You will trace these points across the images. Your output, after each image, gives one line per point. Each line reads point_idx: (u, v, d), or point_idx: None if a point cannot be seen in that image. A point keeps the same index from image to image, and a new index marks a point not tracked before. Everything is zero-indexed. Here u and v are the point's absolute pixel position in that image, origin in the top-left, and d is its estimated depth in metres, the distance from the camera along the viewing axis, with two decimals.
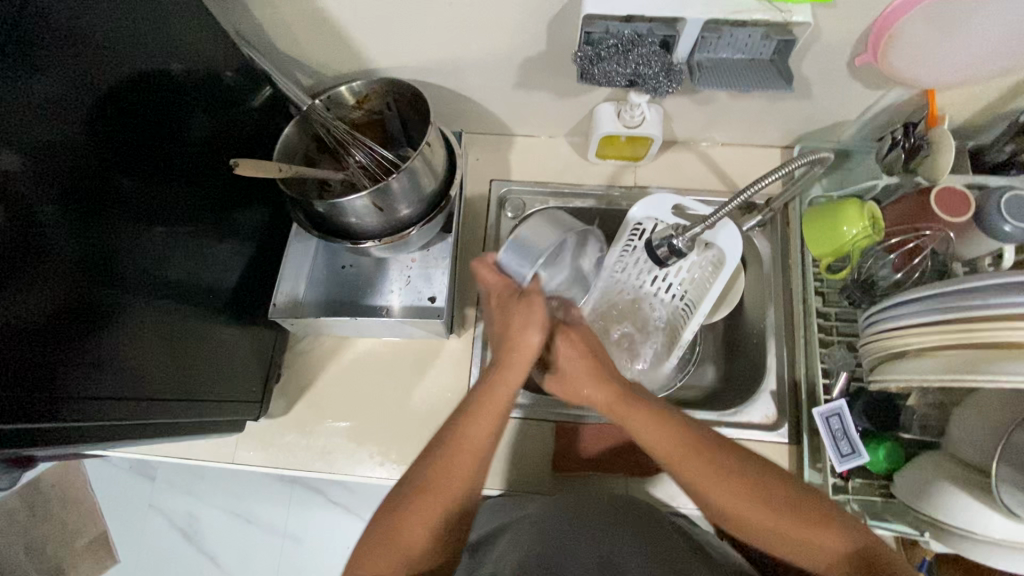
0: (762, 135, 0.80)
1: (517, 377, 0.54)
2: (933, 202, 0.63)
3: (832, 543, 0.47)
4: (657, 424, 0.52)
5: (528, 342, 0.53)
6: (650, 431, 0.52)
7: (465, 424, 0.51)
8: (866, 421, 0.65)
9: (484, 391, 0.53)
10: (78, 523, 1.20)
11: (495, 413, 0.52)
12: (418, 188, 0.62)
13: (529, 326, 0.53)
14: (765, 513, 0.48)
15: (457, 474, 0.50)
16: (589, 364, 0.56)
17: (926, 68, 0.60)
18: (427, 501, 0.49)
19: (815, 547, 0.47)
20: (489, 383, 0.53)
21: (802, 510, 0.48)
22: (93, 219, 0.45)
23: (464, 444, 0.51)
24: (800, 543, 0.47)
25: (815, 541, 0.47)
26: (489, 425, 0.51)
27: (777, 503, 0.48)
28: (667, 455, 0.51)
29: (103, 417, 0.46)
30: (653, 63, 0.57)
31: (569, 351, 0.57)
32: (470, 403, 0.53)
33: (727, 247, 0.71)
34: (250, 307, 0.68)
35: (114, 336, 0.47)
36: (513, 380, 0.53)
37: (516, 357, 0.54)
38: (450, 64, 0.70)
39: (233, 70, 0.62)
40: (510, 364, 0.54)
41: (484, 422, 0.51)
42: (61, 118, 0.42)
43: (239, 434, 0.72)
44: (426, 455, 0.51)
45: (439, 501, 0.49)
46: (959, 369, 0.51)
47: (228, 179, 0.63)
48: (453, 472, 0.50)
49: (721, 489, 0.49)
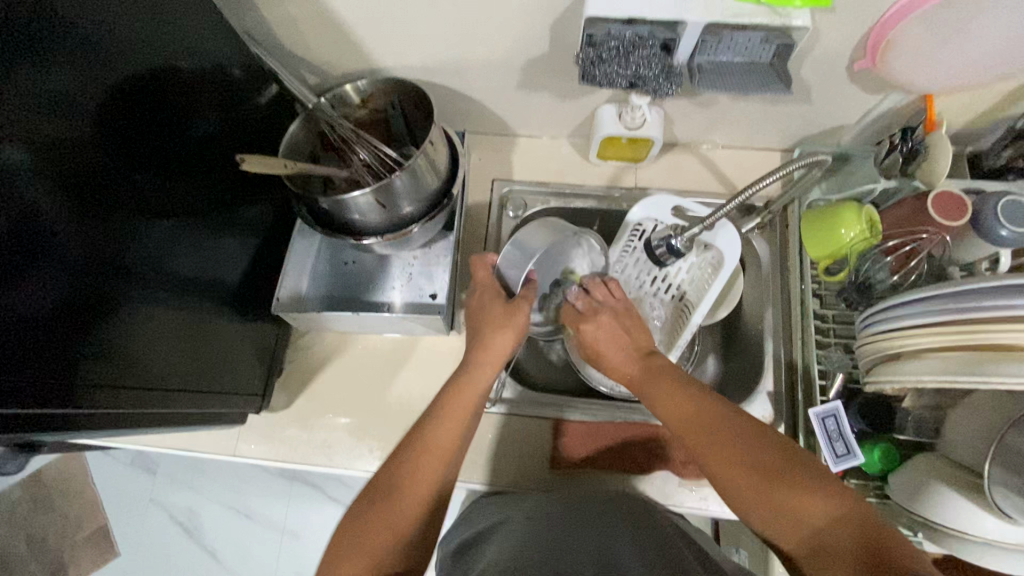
0: (761, 138, 0.80)
1: (484, 376, 0.58)
2: (931, 206, 0.65)
3: (817, 505, 0.44)
4: (674, 395, 0.54)
5: (497, 344, 0.59)
6: (667, 403, 0.54)
7: (432, 422, 0.53)
8: (861, 421, 0.66)
9: (455, 389, 0.56)
10: (79, 516, 1.21)
11: (461, 412, 0.54)
12: (420, 187, 0.63)
13: (505, 325, 0.60)
14: (746, 485, 0.47)
15: (431, 465, 0.51)
16: (615, 344, 0.62)
17: (925, 73, 0.61)
18: (404, 492, 0.49)
19: (799, 514, 0.44)
20: (457, 381, 0.57)
21: (781, 476, 0.46)
22: (102, 212, 0.46)
23: (431, 442, 0.52)
24: (787, 513, 0.45)
25: (801, 506, 0.44)
26: (458, 423, 0.54)
27: (750, 468, 0.47)
28: (683, 430, 0.52)
29: (106, 406, 0.47)
30: (654, 64, 0.58)
31: (608, 332, 0.62)
32: (438, 405, 0.55)
33: (726, 248, 0.71)
34: (253, 301, 0.69)
35: (123, 323, 0.48)
36: (479, 383, 0.57)
37: (486, 356, 0.59)
38: (454, 65, 0.71)
39: (240, 67, 0.63)
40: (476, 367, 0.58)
41: (451, 420, 0.53)
42: (71, 112, 0.42)
43: (241, 427, 0.73)
44: (400, 450, 0.52)
45: (416, 492, 0.49)
46: (954, 371, 0.52)
47: (234, 174, 0.64)
48: (427, 464, 0.51)
49: (721, 467, 0.49)
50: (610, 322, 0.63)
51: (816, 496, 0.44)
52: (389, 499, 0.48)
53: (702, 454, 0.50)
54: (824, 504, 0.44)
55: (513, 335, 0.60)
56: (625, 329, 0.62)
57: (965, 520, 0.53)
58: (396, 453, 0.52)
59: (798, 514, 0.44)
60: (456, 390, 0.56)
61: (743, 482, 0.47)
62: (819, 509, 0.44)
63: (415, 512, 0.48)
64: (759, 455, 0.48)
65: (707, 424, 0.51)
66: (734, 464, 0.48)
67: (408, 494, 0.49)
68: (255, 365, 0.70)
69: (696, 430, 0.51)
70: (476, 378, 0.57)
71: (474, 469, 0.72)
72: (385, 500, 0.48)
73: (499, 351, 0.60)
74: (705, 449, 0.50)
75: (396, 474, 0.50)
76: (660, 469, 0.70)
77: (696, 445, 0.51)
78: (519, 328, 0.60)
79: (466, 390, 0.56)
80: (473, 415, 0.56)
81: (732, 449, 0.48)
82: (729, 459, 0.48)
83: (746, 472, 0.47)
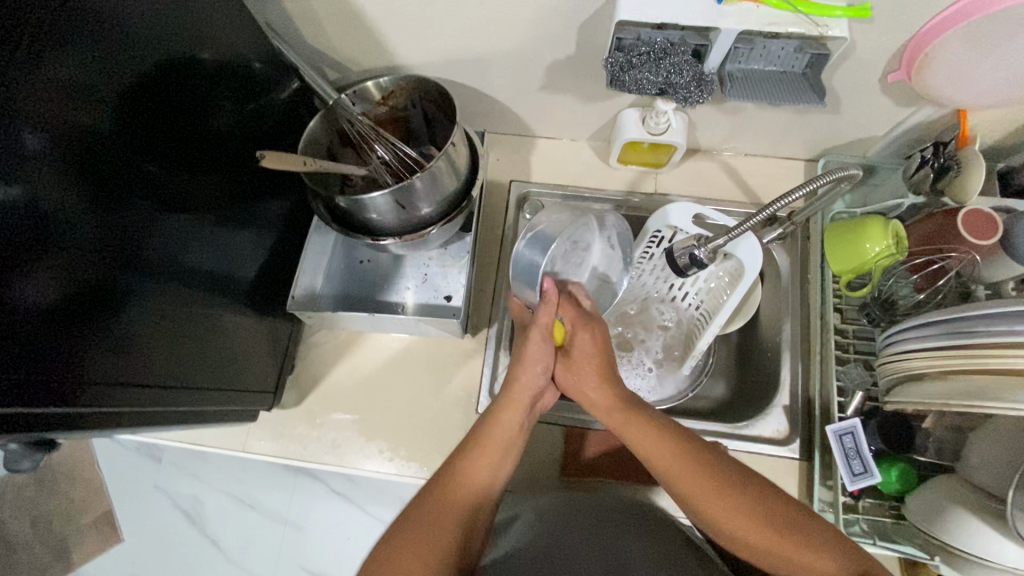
0: (785, 148, 0.79)
1: (515, 417, 0.58)
2: (962, 228, 0.62)
3: (813, 561, 0.45)
4: (652, 434, 0.54)
5: (525, 378, 0.60)
6: (638, 435, 0.55)
7: (472, 455, 0.54)
8: (881, 442, 0.65)
9: (489, 427, 0.56)
10: (86, 499, 1.21)
11: (495, 450, 0.55)
12: (439, 188, 0.62)
13: (534, 361, 0.60)
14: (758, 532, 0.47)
15: (466, 501, 0.50)
16: (593, 365, 0.61)
17: (959, 89, 0.59)
18: (432, 519, 0.48)
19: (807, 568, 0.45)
20: (494, 418, 0.57)
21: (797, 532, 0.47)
22: (119, 204, 0.45)
23: (467, 477, 0.52)
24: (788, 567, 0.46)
25: (807, 564, 0.45)
26: (489, 462, 0.54)
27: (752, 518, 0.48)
28: (663, 469, 0.52)
29: (118, 402, 0.47)
30: (685, 72, 0.56)
31: (591, 347, 0.62)
32: (477, 439, 0.55)
33: (746, 258, 0.70)
34: (267, 298, 0.69)
35: (136, 317, 0.47)
36: (509, 422, 0.57)
37: (515, 396, 0.59)
38: (478, 64, 0.69)
39: (262, 61, 0.62)
40: (506, 405, 0.58)
41: (484, 458, 0.54)
42: (87, 102, 0.41)
43: (251, 424, 0.73)
44: (428, 492, 0.51)
45: (449, 520, 0.48)
46: (973, 395, 0.51)
47: (252, 170, 0.63)
48: (459, 499, 0.50)
49: (710, 506, 0.49)
50: (602, 336, 0.63)
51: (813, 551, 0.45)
52: (418, 527, 0.47)
53: (697, 500, 0.50)
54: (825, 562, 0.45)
55: (535, 369, 0.60)
56: (607, 351, 0.62)
57: (982, 544, 0.52)
58: (424, 491, 0.51)
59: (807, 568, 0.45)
60: (490, 428, 0.56)
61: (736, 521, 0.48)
62: (826, 568, 0.45)
63: (443, 538, 0.47)
64: (752, 514, 0.48)
65: (682, 468, 0.51)
66: (737, 507, 0.48)
67: (438, 529, 0.47)
68: (269, 362, 0.70)
69: (670, 465, 0.52)
70: (506, 417, 0.57)
71: None
72: (417, 524, 0.47)
73: (526, 385, 0.60)
74: (685, 485, 0.50)
75: (430, 500, 0.50)
76: None
77: (673, 477, 0.51)
78: (541, 359, 0.61)
79: (500, 427, 0.56)
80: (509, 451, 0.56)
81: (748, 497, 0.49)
82: (724, 503, 0.49)
83: (744, 518, 0.48)
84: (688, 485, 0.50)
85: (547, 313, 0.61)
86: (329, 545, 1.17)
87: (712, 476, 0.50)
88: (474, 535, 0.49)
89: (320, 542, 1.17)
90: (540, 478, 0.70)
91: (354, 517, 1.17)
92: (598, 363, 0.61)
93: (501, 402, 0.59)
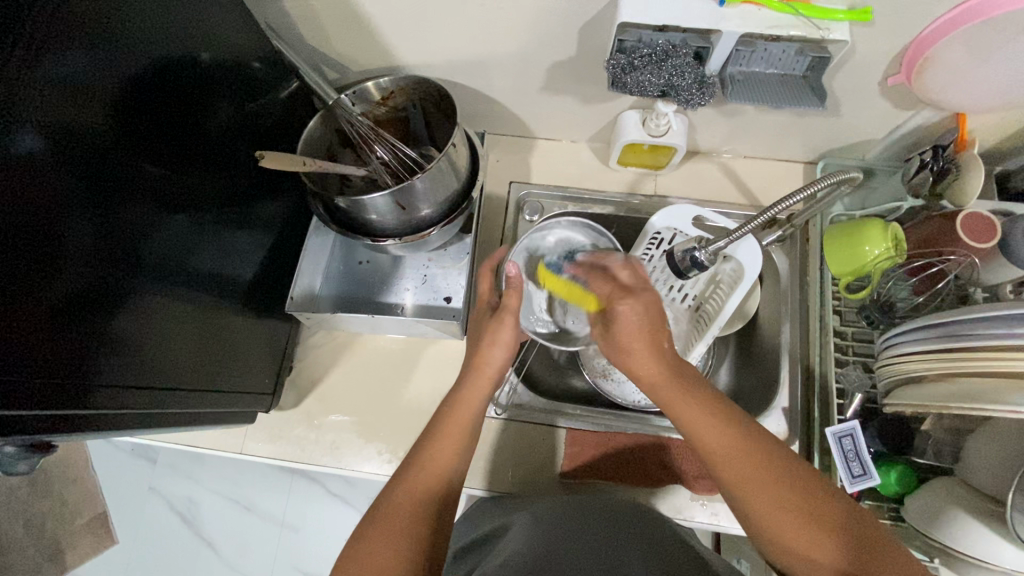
0: (785, 150, 0.80)
1: (480, 392, 0.58)
2: (961, 229, 0.62)
3: (815, 547, 0.43)
4: (714, 425, 0.48)
5: (491, 357, 0.60)
6: (691, 419, 0.49)
7: (435, 441, 0.54)
8: (879, 442, 0.66)
9: (454, 409, 0.56)
10: (80, 501, 1.19)
11: (459, 437, 0.54)
12: (438, 189, 0.62)
13: (496, 343, 0.60)
14: (778, 511, 0.45)
15: (434, 486, 0.51)
16: (645, 337, 0.52)
17: (960, 93, 0.59)
18: (405, 508, 0.48)
19: (796, 546, 0.44)
20: (462, 400, 0.57)
21: (801, 507, 0.44)
22: (115, 202, 0.44)
23: (432, 462, 0.52)
24: (784, 542, 0.44)
25: (799, 540, 0.44)
26: (453, 449, 0.54)
27: (778, 500, 0.45)
28: (714, 455, 0.48)
29: (118, 405, 0.46)
30: (687, 74, 0.56)
31: (635, 320, 0.53)
32: (439, 425, 0.55)
33: (746, 261, 0.72)
34: (266, 298, 0.68)
35: (133, 317, 0.47)
36: (474, 405, 0.57)
37: (478, 372, 0.59)
38: (479, 65, 0.69)
39: (261, 60, 0.61)
40: (471, 381, 0.59)
41: (449, 444, 0.54)
42: (87, 101, 0.41)
43: (248, 426, 0.72)
44: (403, 472, 0.52)
45: (420, 507, 0.49)
46: (971, 398, 0.51)
47: (251, 170, 0.63)
48: (426, 483, 0.51)
49: (755, 493, 0.46)
50: (649, 309, 0.54)
51: (814, 531, 0.43)
52: (389, 516, 0.48)
53: (740, 491, 0.47)
54: (819, 542, 0.43)
55: (507, 349, 0.60)
56: (654, 320, 0.53)
57: (983, 547, 0.52)
58: (396, 474, 0.52)
59: (799, 544, 0.44)
60: (455, 408, 0.56)
61: (766, 503, 0.45)
62: (818, 547, 0.43)
63: (415, 530, 0.47)
64: (780, 489, 0.45)
65: (736, 456, 0.47)
66: (777, 498, 0.45)
67: (408, 510, 0.49)
68: (267, 364, 0.69)
69: (721, 457, 0.48)
70: (472, 397, 0.57)
71: (475, 474, 0.70)
72: (388, 514, 0.48)
73: (495, 364, 0.60)
74: (731, 473, 0.47)
75: (402, 486, 0.50)
76: (671, 484, 0.69)
77: (733, 480, 0.47)
78: (510, 342, 0.60)
79: (465, 407, 0.57)
80: (474, 433, 0.56)
81: (771, 475, 0.46)
82: (765, 487, 0.46)
83: (771, 503, 0.45)
84: (733, 472, 0.47)
85: (515, 298, 0.60)
86: (326, 548, 1.17)
87: (759, 454, 0.47)
88: (446, 522, 0.50)
89: (316, 545, 1.17)
90: (539, 478, 0.70)
91: (352, 519, 1.17)
92: (647, 332, 0.53)
93: (469, 381, 0.59)
